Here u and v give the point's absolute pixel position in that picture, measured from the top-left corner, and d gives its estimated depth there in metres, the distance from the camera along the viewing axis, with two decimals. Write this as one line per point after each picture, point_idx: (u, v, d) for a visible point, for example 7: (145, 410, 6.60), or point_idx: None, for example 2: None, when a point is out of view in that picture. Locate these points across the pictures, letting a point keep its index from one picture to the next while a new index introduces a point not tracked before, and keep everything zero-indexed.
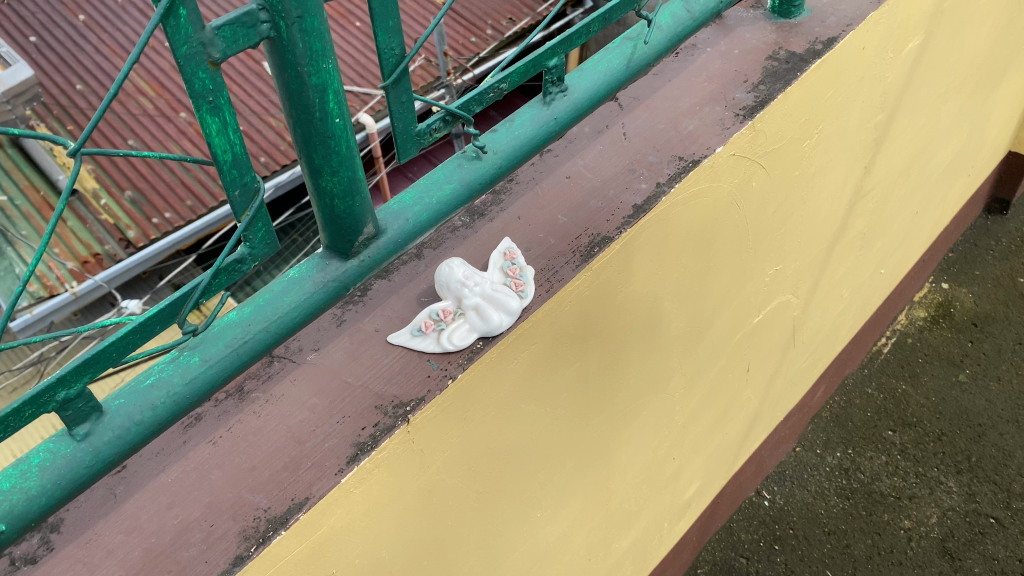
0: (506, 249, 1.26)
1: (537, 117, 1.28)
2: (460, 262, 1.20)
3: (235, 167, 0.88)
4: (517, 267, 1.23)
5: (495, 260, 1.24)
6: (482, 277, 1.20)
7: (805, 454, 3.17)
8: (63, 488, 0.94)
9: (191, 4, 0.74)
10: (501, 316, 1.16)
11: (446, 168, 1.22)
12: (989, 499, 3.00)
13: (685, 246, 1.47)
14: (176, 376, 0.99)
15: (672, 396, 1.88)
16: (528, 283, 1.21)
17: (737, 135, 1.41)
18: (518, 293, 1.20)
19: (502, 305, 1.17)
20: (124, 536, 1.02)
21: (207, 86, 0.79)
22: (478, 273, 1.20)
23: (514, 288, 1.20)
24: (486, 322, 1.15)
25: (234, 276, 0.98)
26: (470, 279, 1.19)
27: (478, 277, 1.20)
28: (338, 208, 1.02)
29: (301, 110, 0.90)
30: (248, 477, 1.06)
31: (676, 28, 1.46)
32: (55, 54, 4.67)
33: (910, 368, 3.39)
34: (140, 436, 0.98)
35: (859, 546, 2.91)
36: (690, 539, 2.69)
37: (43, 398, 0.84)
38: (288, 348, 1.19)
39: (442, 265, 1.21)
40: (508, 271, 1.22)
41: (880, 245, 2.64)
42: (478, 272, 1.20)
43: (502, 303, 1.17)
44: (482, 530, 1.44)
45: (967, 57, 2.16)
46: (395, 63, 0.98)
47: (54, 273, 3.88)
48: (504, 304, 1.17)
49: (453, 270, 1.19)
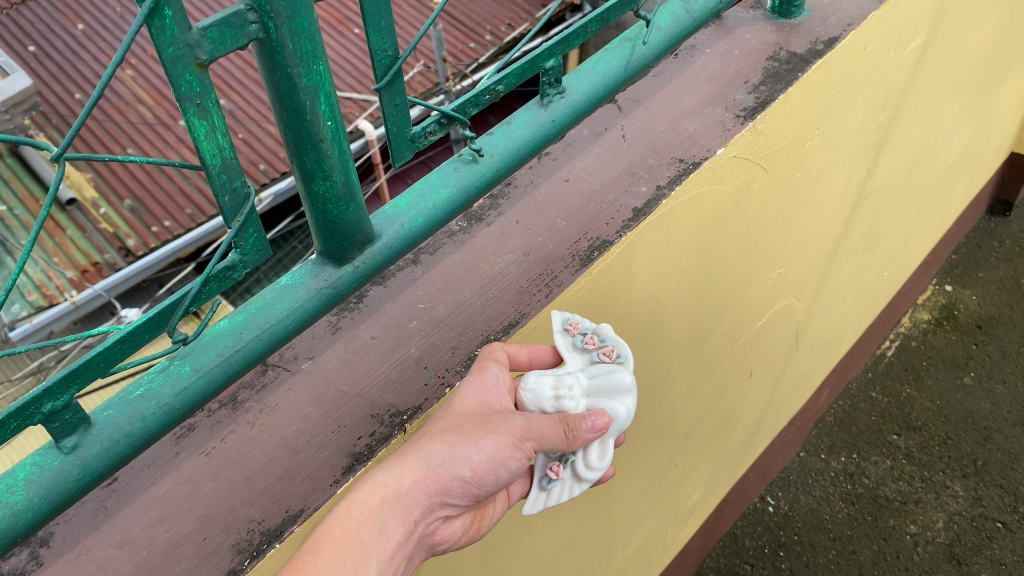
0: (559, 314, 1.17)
1: (534, 119, 1.26)
2: (535, 374, 1.10)
3: (224, 172, 0.85)
4: (574, 329, 1.15)
5: (564, 342, 1.15)
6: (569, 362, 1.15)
7: (809, 458, 3.14)
8: (49, 503, 0.91)
9: (177, 4, 0.72)
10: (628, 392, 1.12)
11: (442, 172, 1.19)
12: (996, 503, 2.96)
13: (686, 250, 1.44)
14: (167, 386, 0.96)
15: (675, 403, 1.86)
16: (615, 341, 1.16)
17: (738, 136, 1.39)
18: (614, 363, 1.15)
19: (619, 385, 1.11)
20: (114, 550, 1.00)
21: (194, 89, 0.77)
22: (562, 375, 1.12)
23: (612, 363, 1.15)
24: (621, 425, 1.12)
25: (225, 283, 0.95)
26: (562, 393, 1.10)
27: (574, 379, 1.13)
28: (331, 213, 1.00)
29: (292, 113, 0.88)
30: (242, 488, 1.04)
31: (675, 28, 1.44)
32: (54, 63, 4.66)
33: (914, 371, 3.36)
34: (129, 448, 0.95)
35: (865, 552, 2.88)
36: (694, 545, 2.65)
37: (29, 410, 0.82)
38: (283, 356, 1.18)
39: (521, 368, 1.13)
40: (586, 346, 1.14)
41: (883, 247, 2.60)
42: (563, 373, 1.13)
43: (616, 382, 1.11)
44: (484, 541, 1.41)
45: (969, 56, 2.14)
46: (389, 64, 0.96)
47: (53, 282, 3.89)
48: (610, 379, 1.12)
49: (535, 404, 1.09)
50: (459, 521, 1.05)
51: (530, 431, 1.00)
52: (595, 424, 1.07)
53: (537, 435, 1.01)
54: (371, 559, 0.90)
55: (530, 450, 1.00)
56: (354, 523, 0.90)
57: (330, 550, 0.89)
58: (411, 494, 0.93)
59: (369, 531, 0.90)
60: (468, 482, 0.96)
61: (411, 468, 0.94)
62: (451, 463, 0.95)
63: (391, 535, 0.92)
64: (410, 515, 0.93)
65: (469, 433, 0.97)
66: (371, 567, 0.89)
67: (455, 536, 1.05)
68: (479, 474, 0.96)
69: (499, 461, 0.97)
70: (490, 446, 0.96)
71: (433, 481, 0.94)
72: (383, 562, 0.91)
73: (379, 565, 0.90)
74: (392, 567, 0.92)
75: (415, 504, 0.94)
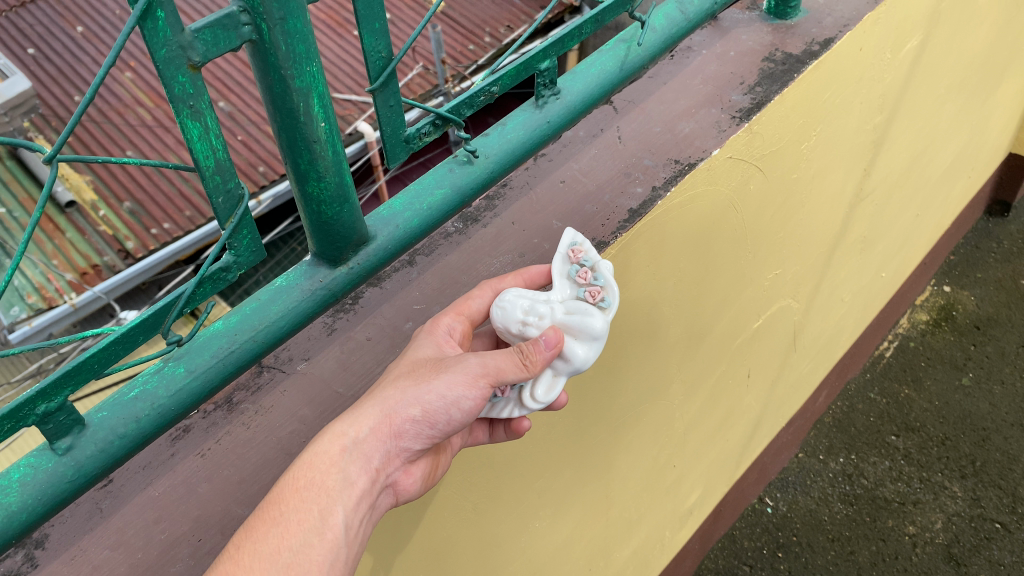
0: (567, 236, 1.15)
1: (529, 120, 1.26)
2: (514, 293, 1.09)
3: (218, 174, 0.85)
4: (571, 257, 1.13)
5: (560, 266, 1.14)
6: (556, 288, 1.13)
7: (807, 460, 3.14)
8: (43, 504, 0.91)
9: (169, 6, 0.72)
10: (596, 336, 1.08)
11: (437, 173, 1.19)
12: (994, 503, 2.96)
13: (682, 251, 1.44)
14: (161, 388, 0.96)
15: (672, 404, 1.86)
16: (607, 280, 1.12)
17: (733, 137, 1.40)
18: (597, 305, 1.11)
19: (589, 324, 1.07)
20: (110, 552, 1.00)
21: (187, 91, 0.77)
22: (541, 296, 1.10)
23: (594, 304, 1.11)
24: (578, 367, 1.09)
25: (220, 284, 0.95)
26: (530, 317, 1.07)
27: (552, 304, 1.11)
28: (326, 214, 1.00)
29: (285, 115, 0.88)
30: (237, 490, 1.04)
31: (671, 30, 1.44)
32: (53, 66, 4.67)
33: (913, 372, 3.36)
34: (124, 449, 0.95)
35: (863, 553, 2.88)
36: (692, 547, 2.65)
37: (23, 411, 0.82)
38: (278, 358, 1.18)
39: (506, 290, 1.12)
40: (578, 276, 1.12)
41: (881, 248, 2.61)
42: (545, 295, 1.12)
43: (589, 321, 1.07)
44: (480, 542, 1.41)
45: (965, 57, 2.14)
46: (383, 65, 0.96)
47: (53, 284, 3.88)
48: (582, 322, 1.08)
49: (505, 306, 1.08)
50: (420, 468, 1.05)
51: (486, 368, 0.98)
52: (548, 343, 1.03)
53: (493, 369, 0.99)
54: (337, 505, 0.91)
55: (487, 387, 0.99)
56: (316, 473, 0.92)
57: (294, 500, 0.90)
58: (370, 441, 0.96)
59: (332, 480, 0.92)
60: (423, 423, 0.97)
61: (366, 416, 0.96)
62: (403, 405, 0.97)
63: (354, 482, 0.94)
64: (370, 461, 0.95)
65: (420, 376, 0.98)
66: (338, 514, 0.91)
67: (419, 484, 1.04)
68: (431, 413, 0.97)
69: (452, 400, 0.98)
70: (441, 385, 0.97)
71: (388, 425, 0.96)
72: (349, 510, 0.92)
73: (346, 512, 0.92)
74: (359, 516, 0.93)
75: (374, 450, 0.96)
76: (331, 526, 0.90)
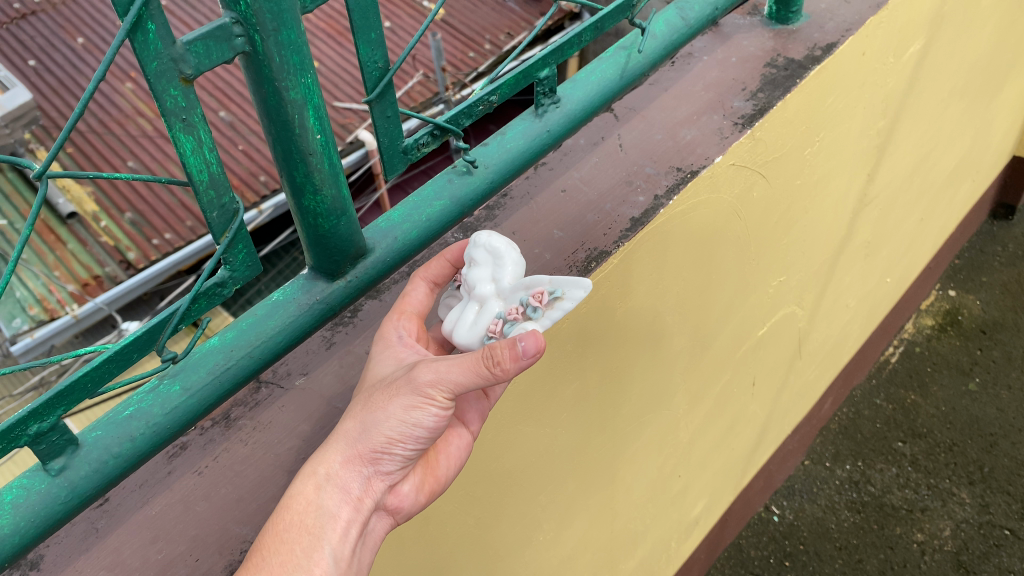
0: (575, 289, 1.01)
1: (529, 130, 1.25)
2: (493, 248, 1.08)
3: (212, 188, 0.84)
4: (540, 290, 1.04)
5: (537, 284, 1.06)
6: (517, 280, 1.08)
7: (813, 467, 3.11)
8: (37, 526, 0.89)
9: (160, 18, 0.71)
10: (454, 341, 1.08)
11: (436, 185, 1.18)
12: (1003, 510, 2.93)
13: (685, 260, 1.42)
14: (156, 406, 0.95)
15: (676, 413, 1.83)
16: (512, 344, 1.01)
17: (736, 144, 1.38)
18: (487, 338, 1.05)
19: (459, 325, 1.08)
20: (106, 573, 0.98)
21: (179, 104, 0.75)
22: (499, 265, 1.08)
23: (488, 327, 1.06)
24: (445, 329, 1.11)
25: (214, 300, 0.93)
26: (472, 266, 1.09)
27: (492, 277, 1.08)
28: (322, 228, 0.99)
29: (280, 127, 0.87)
30: (235, 508, 1.02)
31: (671, 36, 1.43)
32: (54, 77, 4.68)
33: (919, 378, 3.33)
34: (119, 468, 0.93)
35: (872, 561, 2.85)
36: (699, 557, 2.61)
37: (14, 431, 0.81)
38: (276, 373, 1.16)
39: (504, 243, 1.08)
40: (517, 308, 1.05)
41: (886, 253, 2.58)
42: (509, 270, 1.08)
43: (462, 325, 1.08)
44: (483, 557, 1.39)
45: (970, 60, 2.13)
46: (379, 76, 0.95)
47: (54, 296, 3.90)
48: (464, 323, 1.08)
49: (491, 236, 1.09)
50: (410, 483, 1.02)
51: (440, 382, 0.92)
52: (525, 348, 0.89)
53: (449, 380, 0.91)
54: (321, 542, 0.91)
55: (445, 400, 0.93)
56: (293, 514, 0.91)
57: (275, 543, 0.90)
58: (345, 472, 0.94)
59: (312, 517, 0.92)
60: (392, 448, 0.95)
61: (334, 451, 0.94)
62: (365, 437, 0.94)
63: (337, 514, 0.92)
64: (348, 492, 0.94)
65: (376, 403, 0.95)
66: (323, 550, 0.90)
67: (412, 502, 1.01)
68: (395, 438, 0.94)
69: (413, 421, 0.94)
70: (398, 411, 0.93)
71: (358, 458, 0.94)
72: (335, 543, 0.91)
73: (333, 546, 0.91)
74: (349, 546, 0.93)
75: (350, 480, 0.95)
76: (317, 560, 0.90)
